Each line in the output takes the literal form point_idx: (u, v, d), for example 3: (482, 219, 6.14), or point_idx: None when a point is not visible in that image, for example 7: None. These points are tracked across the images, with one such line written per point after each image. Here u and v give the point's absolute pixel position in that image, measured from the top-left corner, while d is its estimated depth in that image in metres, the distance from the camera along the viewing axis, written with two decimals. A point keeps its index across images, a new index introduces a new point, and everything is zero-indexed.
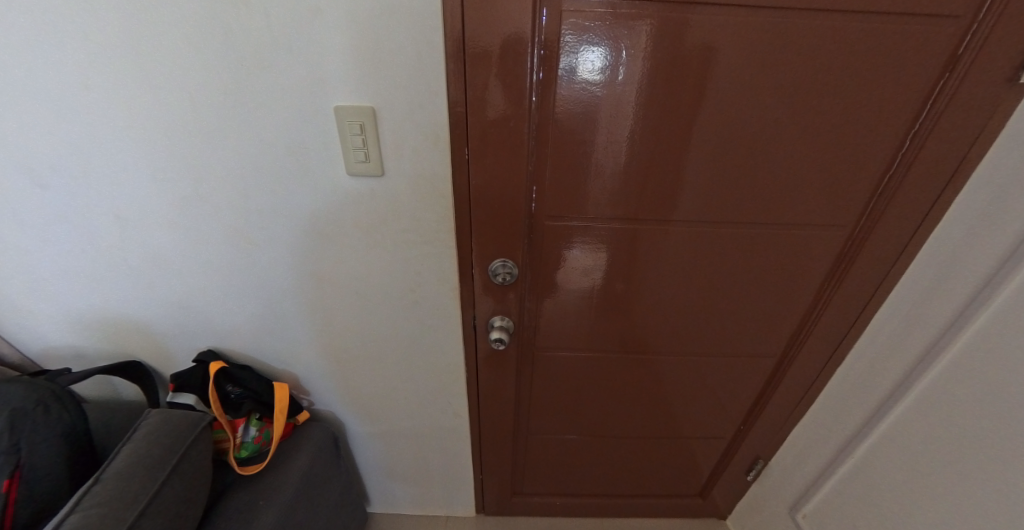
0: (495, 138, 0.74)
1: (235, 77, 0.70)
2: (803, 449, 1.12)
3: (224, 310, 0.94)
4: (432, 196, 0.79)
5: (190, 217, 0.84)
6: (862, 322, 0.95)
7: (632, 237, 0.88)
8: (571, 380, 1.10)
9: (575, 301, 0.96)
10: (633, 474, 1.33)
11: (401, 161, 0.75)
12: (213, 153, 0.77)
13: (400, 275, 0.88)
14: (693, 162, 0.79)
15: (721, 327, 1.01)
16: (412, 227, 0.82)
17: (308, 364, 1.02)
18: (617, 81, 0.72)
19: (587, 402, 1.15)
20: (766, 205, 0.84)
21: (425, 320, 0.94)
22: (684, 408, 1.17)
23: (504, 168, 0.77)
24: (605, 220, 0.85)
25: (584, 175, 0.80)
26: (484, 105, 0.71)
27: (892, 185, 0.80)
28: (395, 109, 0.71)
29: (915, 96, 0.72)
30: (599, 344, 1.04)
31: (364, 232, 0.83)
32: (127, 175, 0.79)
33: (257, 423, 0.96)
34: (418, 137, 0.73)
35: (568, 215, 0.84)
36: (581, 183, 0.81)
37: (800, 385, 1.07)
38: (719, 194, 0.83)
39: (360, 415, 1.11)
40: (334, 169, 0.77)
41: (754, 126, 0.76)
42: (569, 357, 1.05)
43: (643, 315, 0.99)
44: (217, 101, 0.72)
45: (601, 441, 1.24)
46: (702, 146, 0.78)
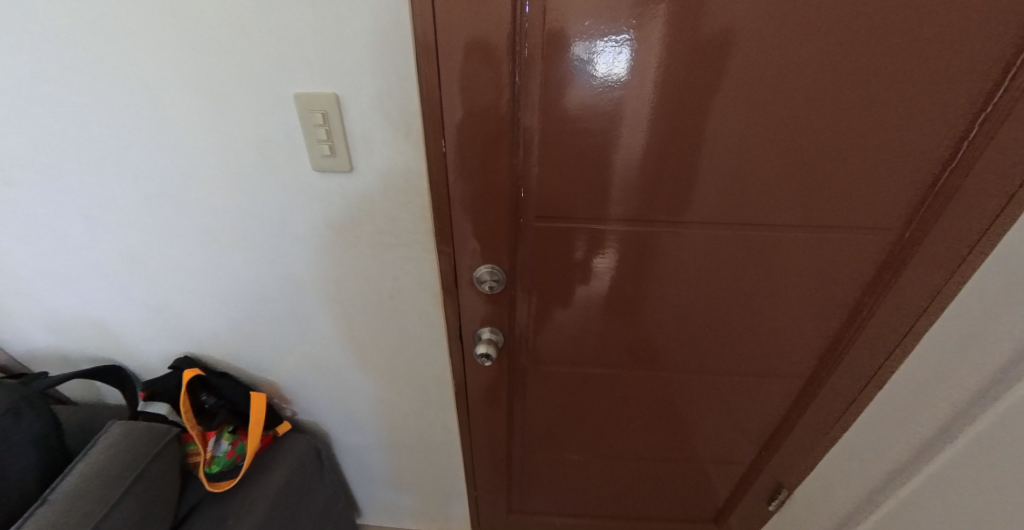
0: (475, 129, 0.65)
1: (189, 65, 0.63)
2: (835, 479, 1.00)
3: (202, 316, 0.89)
4: (407, 194, 0.71)
5: (162, 218, 0.78)
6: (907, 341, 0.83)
7: (637, 240, 0.78)
8: (574, 396, 1.01)
9: (573, 311, 0.87)
10: (643, 496, 1.23)
11: (373, 156, 0.67)
12: (178, 149, 0.71)
13: (378, 281, 0.80)
14: (712, 156, 0.69)
15: (742, 342, 0.90)
16: (388, 228, 0.74)
17: (290, 373, 0.95)
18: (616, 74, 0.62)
19: (590, 419, 1.05)
20: (797, 205, 0.73)
21: (408, 328, 0.87)
22: (699, 428, 1.06)
23: (486, 162, 0.67)
24: (607, 221, 0.76)
25: (580, 171, 0.70)
26: (464, 96, 0.62)
27: (953, 182, 0.67)
28: (361, 95, 0.63)
29: (985, 77, 0.59)
30: (601, 358, 0.94)
31: (336, 234, 0.75)
32: (95, 173, 0.74)
33: (230, 437, 0.90)
34: (388, 127, 0.65)
35: (562, 217, 0.75)
36: (579, 181, 0.71)
37: (833, 408, 0.95)
38: (743, 193, 0.72)
39: (347, 426, 1.05)
40: (300, 165, 0.69)
41: (784, 115, 0.64)
42: (569, 371, 0.96)
43: (651, 328, 0.89)
44: (174, 92, 0.65)
45: (607, 461, 1.15)
46: (722, 138, 0.67)
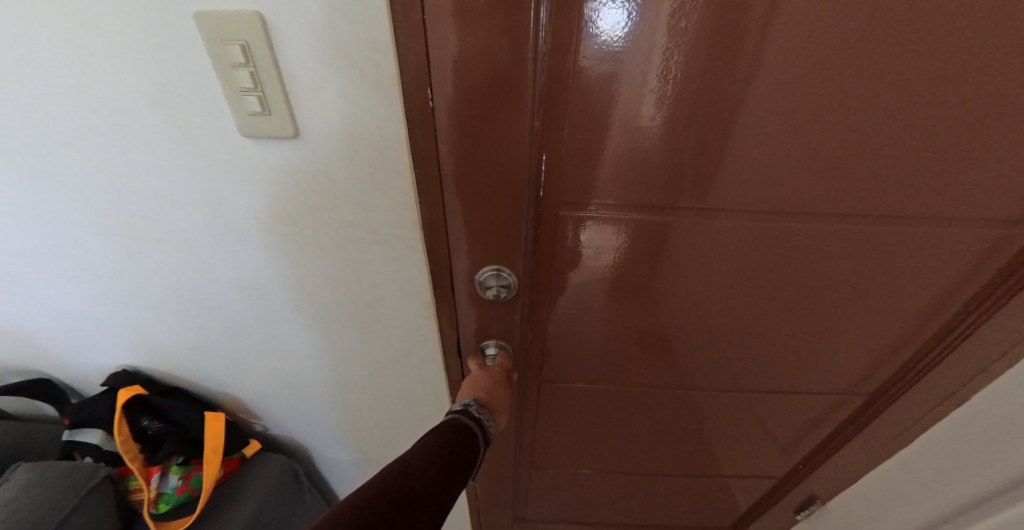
0: (480, 73, 0.42)
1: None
2: (883, 499, 0.86)
3: (135, 325, 0.70)
4: (382, 174, 0.48)
5: (41, 204, 0.55)
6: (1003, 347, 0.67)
7: (652, 242, 0.57)
8: (591, 412, 0.84)
9: (585, 323, 0.68)
10: (659, 506, 1.10)
11: (329, 119, 0.44)
12: (30, 107, 0.46)
13: (351, 286, 0.61)
14: (798, 129, 0.46)
15: (797, 355, 0.71)
16: (357, 220, 0.53)
17: (254, 388, 0.79)
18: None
19: (606, 435, 0.89)
20: (915, 190, 0.51)
21: (394, 341, 0.68)
22: (732, 443, 0.90)
23: (497, 125, 0.45)
24: (622, 218, 0.55)
25: (579, 152, 0.49)
26: (460, 23, 0.38)
27: None
28: (300, 15, 0.38)
29: None
30: (619, 373, 0.76)
31: (289, 227, 0.55)
32: None
33: (179, 470, 0.73)
34: (347, 70, 0.40)
35: (561, 212, 0.54)
36: (577, 165, 0.50)
37: (900, 427, 0.79)
38: (848, 175, 0.50)
39: (329, 441, 0.89)
40: (221, 129, 0.46)
41: (958, 58, 0.41)
42: (588, 386, 0.78)
43: (681, 342, 0.70)
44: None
45: (622, 475, 1.00)
46: (827, 99, 0.44)
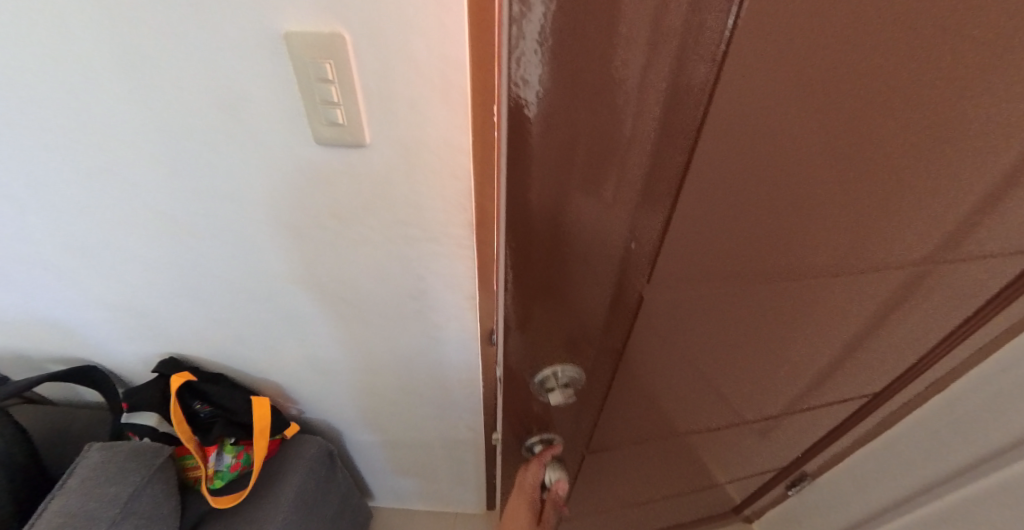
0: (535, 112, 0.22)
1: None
2: (870, 474, 0.94)
3: (181, 316, 0.74)
4: (440, 177, 0.52)
5: (107, 204, 0.58)
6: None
7: (735, 301, 0.38)
8: (626, 471, 0.72)
9: (631, 404, 0.50)
10: (666, 517, 1.10)
11: (396, 130, 0.48)
12: (114, 109, 0.49)
13: (398, 280, 0.65)
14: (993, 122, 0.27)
15: (841, 378, 0.65)
16: (411, 219, 0.57)
17: (291, 375, 0.83)
18: None
19: (634, 483, 0.80)
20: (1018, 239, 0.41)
21: (433, 331, 0.73)
22: (745, 460, 0.91)
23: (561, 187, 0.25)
24: (706, 292, 0.35)
25: (644, 195, 0.26)
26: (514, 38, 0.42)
27: None
28: (380, 37, 0.41)
29: None
30: (662, 437, 0.63)
31: (344, 225, 0.58)
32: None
33: (232, 450, 0.79)
34: (417, 86, 0.44)
35: (619, 292, 0.33)
36: (640, 210, 0.27)
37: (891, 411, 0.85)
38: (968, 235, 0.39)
39: (359, 425, 0.94)
40: (291, 135, 0.49)
41: None
42: (628, 456, 0.65)
43: (735, 400, 0.59)
44: (89, 21, 0.42)
45: (642, 506, 0.95)
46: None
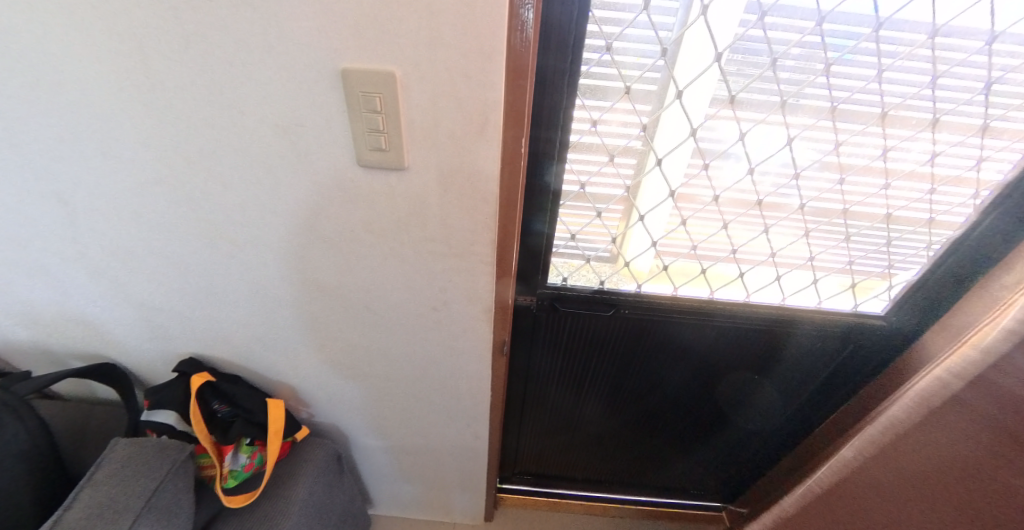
0: None
1: (193, 10, 0.44)
2: None
3: (207, 318, 0.77)
4: (470, 200, 0.57)
5: (155, 211, 0.62)
6: (950, 339, 0.81)
7: None
8: None
9: None
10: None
11: (434, 157, 0.53)
12: (175, 123, 0.53)
13: (420, 292, 0.69)
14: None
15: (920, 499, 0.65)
16: (439, 237, 0.61)
17: (307, 379, 0.87)
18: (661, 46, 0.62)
19: None
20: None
21: (448, 341, 0.77)
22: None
23: None
24: None
25: None
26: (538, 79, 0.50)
27: None
28: (427, 77, 0.47)
29: None
30: None
31: (376, 238, 0.63)
32: (61, 149, 0.56)
33: (247, 449, 0.82)
34: (456, 119, 0.49)
35: None
36: None
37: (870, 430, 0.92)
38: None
39: (366, 430, 0.98)
40: (336, 157, 0.54)
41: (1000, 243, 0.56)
42: None
43: None
44: (168, 46, 0.47)
45: None
46: None
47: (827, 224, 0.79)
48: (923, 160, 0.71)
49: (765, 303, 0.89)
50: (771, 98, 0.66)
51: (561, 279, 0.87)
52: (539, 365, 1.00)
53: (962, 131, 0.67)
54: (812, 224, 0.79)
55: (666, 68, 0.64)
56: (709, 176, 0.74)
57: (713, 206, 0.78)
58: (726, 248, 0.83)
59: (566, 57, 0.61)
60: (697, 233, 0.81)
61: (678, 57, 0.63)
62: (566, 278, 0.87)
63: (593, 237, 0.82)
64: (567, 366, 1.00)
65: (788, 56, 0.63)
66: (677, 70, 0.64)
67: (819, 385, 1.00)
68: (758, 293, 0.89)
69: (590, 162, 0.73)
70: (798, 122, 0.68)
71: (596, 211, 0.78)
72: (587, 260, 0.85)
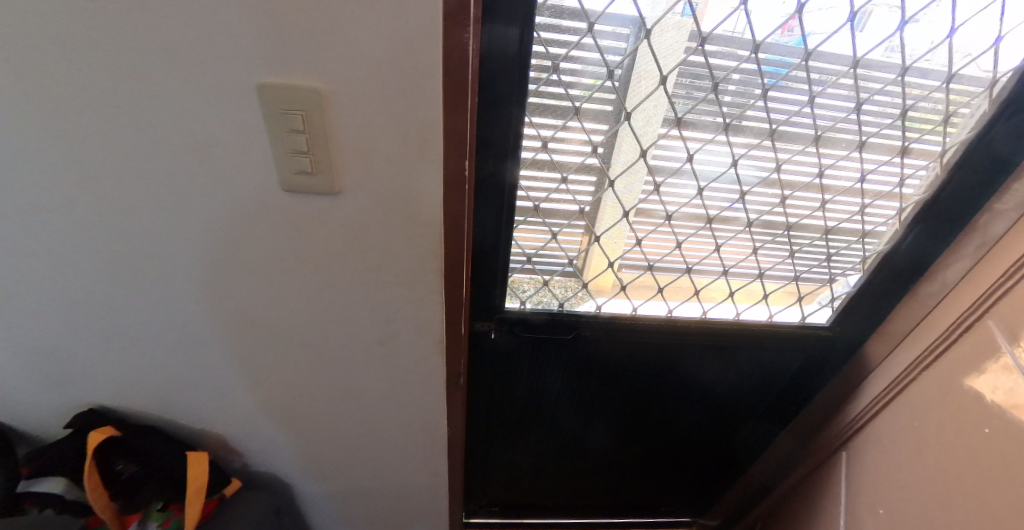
0: None
1: (69, 17, 0.38)
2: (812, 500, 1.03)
3: (113, 364, 0.67)
4: (413, 226, 0.52)
5: (41, 243, 0.53)
6: (889, 346, 0.85)
7: None
8: None
9: None
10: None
11: (370, 181, 0.48)
12: (59, 145, 0.45)
13: (364, 325, 0.63)
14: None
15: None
16: (382, 266, 0.56)
17: (237, 425, 0.78)
18: (612, 70, 0.62)
19: None
20: None
21: (397, 375, 0.71)
22: None
23: None
24: None
25: None
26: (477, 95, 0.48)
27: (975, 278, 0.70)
28: (359, 94, 0.42)
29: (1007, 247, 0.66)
30: None
31: (311, 269, 0.57)
32: None
33: (158, 517, 0.72)
34: (393, 140, 0.45)
35: None
36: None
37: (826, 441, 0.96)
38: None
39: (308, 476, 0.89)
40: (260, 180, 0.48)
41: None
42: None
43: None
44: (40, 57, 0.40)
45: None
46: None
47: (774, 240, 0.81)
48: (853, 180, 0.74)
49: (720, 320, 0.90)
50: (716, 121, 0.67)
51: (518, 303, 0.84)
52: (497, 393, 0.96)
53: (883, 153, 0.71)
54: (758, 241, 0.81)
55: (615, 91, 0.63)
56: (660, 196, 0.74)
57: (667, 225, 0.77)
58: (680, 267, 0.83)
59: (513, 78, 0.59)
60: (652, 253, 0.81)
61: (629, 81, 0.63)
62: (525, 302, 0.84)
63: (550, 258, 0.79)
64: (527, 393, 0.96)
65: (730, 82, 0.64)
66: (627, 94, 0.64)
67: (774, 395, 1.02)
68: (713, 311, 0.89)
69: (544, 184, 0.71)
70: (742, 143, 0.70)
71: (552, 232, 0.76)
72: (546, 282, 0.82)
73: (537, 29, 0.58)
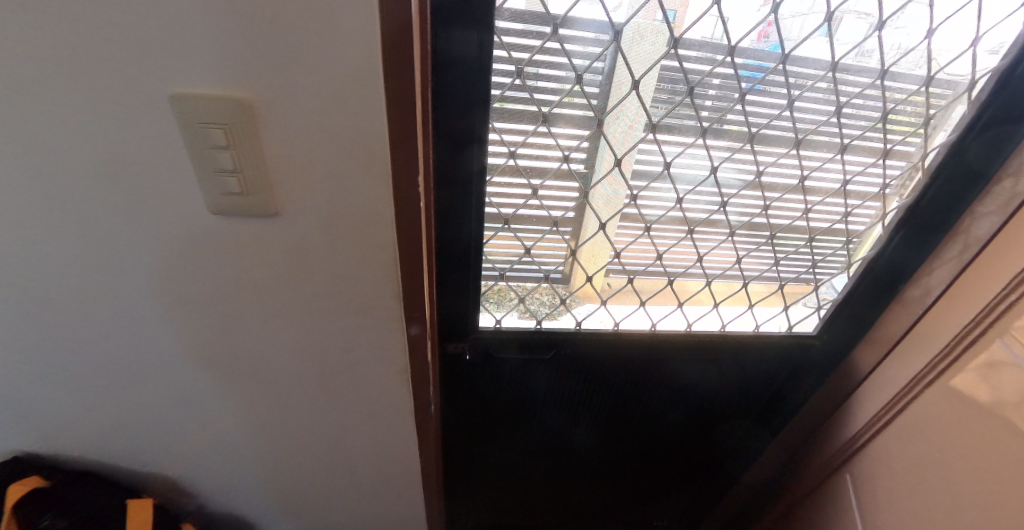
0: None
1: None
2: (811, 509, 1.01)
3: (39, 407, 0.60)
4: (365, 248, 0.47)
5: None
6: (877, 353, 0.82)
7: None
8: None
9: None
10: None
11: (311, 200, 0.43)
12: None
13: (320, 355, 0.58)
14: None
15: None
16: (334, 291, 0.51)
17: (188, 465, 0.71)
18: (581, 77, 0.58)
19: None
20: None
21: (361, 406, 0.65)
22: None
23: None
24: None
25: None
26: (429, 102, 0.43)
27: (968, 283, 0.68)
28: (288, 105, 0.37)
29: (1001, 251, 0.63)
30: None
31: (254, 297, 0.51)
32: None
33: None
34: (333, 154, 0.40)
35: None
36: None
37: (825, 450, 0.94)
38: None
39: (272, 513, 0.82)
40: (186, 203, 0.43)
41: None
42: None
43: None
44: None
45: None
46: None
47: (758, 249, 0.78)
48: (835, 185, 0.71)
49: (705, 331, 0.87)
50: (697, 126, 0.64)
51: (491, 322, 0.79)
52: (476, 415, 0.90)
53: (865, 159, 0.69)
54: (742, 250, 0.78)
55: (593, 95, 0.59)
56: (639, 207, 0.70)
57: (647, 236, 0.74)
58: (661, 279, 0.80)
59: (468, 85, 0.54)
60: (632, 265, 0.77)
61: (608, 88, 0.59)
62: (500, 319, 0.79)
63: (525, 272, 0.75)
64: (508, 414, 0.91)
65: (709, 86, 0.61)
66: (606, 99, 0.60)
67: (763, 406, 0.99)
68: (698, 323, 0.86)
69: (514, 196, 0.67)
70: (721, 149, 0.66)
71: (526, 244, 0.72)
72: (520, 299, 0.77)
73: (496, 33, 0.54)
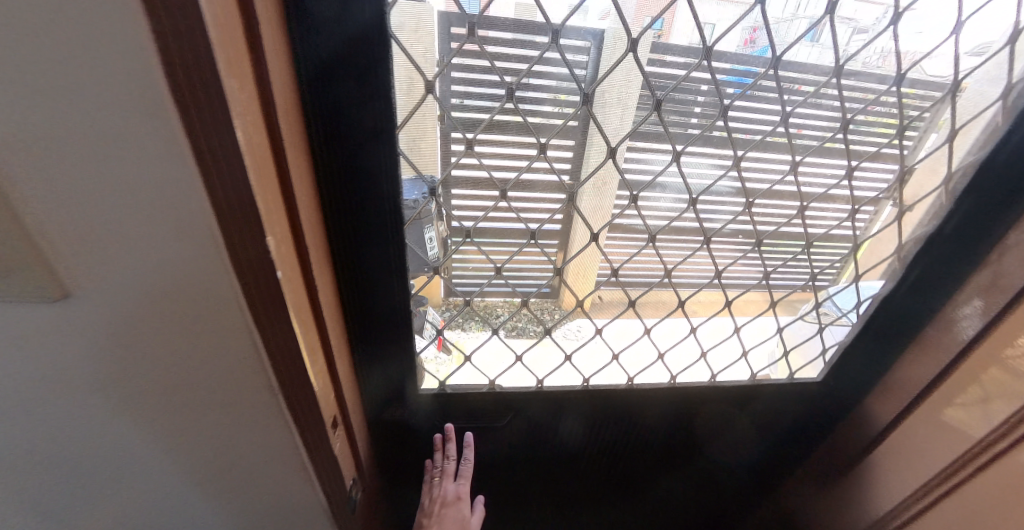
0: None
1: None
2: None
3: None
4: (209, 338, 0.35)
5: None
6: (893, 404, 0.70)
7: None
8: None
9: None
10: None
11: (111, 281, 0.31)
12: None
13: (184, 465, 0.44)
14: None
15: None
16: (181, 390, 0.38)
17: None
18: (513, 93, 0.46)
19: None
20: None
21: (259, 519, 0.51)
22: None
23: None
24: None
25: None
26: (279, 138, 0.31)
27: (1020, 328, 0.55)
28: (31, 157, 0.25)
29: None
30: None
31: (66, 413, 0.37)
32: None
33: None
34: (125, 221, 0.28)
35: None
36: None
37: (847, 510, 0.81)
38: None
39: None
40: None
41: None
42: None
43: None
44: None
45: None
46: None
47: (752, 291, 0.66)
48: (842, 215, 0.60)
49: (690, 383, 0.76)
50: (685, 132, 0.51)
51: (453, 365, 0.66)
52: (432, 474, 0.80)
53: (877, 177, 0.57)
54: (732, 293, 0.66)
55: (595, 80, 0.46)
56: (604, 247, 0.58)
57: (615, 279, 0.62)
58: (638, 328, 0.67)
59: (367, 123, 0.41)
60: (601, 312, 0.65)
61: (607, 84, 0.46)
62: (443, 382, 0.68)
63: (467, 330, 0.64)
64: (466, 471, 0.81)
65: (695, 91, 0.48)
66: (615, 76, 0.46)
67: (760, 458, 0.87)
68: (682, 374, 0.74)
69: (441, 243, 0.55)
70: (700, 178, 0.55)
71: (464, 300, 0.61)
72: (508, 317, 0.63)
73: (393, 38, 0.40)
